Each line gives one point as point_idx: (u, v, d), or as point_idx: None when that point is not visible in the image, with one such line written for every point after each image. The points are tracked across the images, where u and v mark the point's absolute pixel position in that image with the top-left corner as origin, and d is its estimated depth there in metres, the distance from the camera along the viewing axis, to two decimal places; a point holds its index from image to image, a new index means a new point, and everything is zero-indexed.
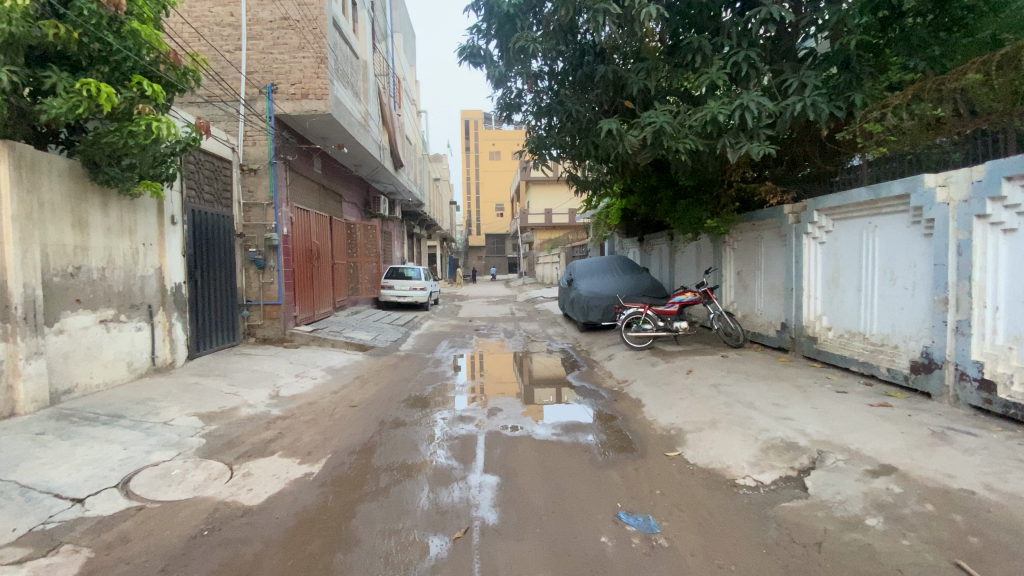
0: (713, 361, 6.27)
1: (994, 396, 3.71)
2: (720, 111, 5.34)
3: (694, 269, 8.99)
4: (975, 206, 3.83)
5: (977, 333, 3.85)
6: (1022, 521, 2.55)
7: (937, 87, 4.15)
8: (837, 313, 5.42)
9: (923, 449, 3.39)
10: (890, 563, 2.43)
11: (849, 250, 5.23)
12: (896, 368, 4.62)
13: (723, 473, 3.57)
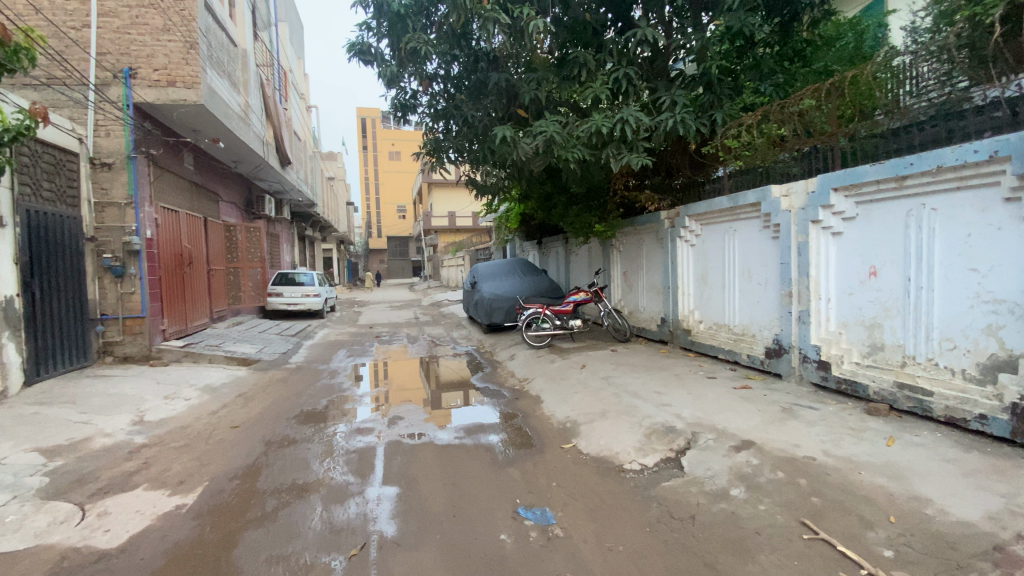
0: (605, 356, 6.66)
1: (829, 373, 4.37)
2: (604, 123, 5.74)
3: (587, 271, 9.49)
4: (810, 213, 4.49)
5: (815, 321, 4.51)
6: (850, 479, 3.03)
7: (780, 110, 4.78)
8: (707, 308, 6.06)
9: (776, 424, 3.89)
10: (750, 527, 2.77)
11: (715, 252, 5.88)
12: (754, 354, 5.26)
13: (613, 461, 3.81)
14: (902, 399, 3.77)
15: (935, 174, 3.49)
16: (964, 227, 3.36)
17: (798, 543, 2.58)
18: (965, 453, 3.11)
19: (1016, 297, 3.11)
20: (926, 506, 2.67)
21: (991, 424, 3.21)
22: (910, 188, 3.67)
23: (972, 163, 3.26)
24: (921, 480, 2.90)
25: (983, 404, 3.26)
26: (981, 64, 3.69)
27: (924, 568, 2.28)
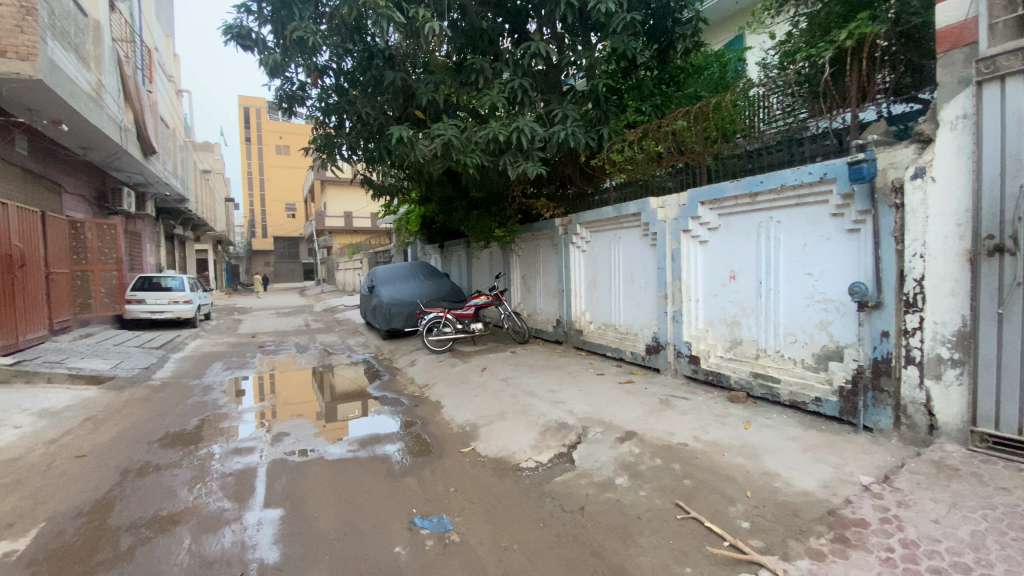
0: (504, 358, 6.79)
1: (699, 366, 4.87)
2: (501, 131, 5.85)
3: (488, 274, 9.62)
4: (682, 223, 4.99)
5: (687, 320, 5.01)
6: (715, 461, 3.39)
7: (658, 129, 5.24)
8: (597, 309, 6.44)
9: (655, 415, 4.24)
10: (632, 513, 2.99)
11: (602, 257, 6.29)
12: (637, 350, 5.69)
13: (510, 461, 3.89)
14: (757, 387, 4.31)
15: (780, 192, 4.03)
16: (802, 237, 3.92)
17: (673, 524, 2.83)
18: (803, 431, 3.64)
19: (840, 298, 3.67)
20: (775, 480, 3.06)
21: (824, 405, 3.79)
22: (761, 203, 4.22)
23: (808, 183, 3.80)
24: (771, 458, 3.33)
25: (818, 388, 3.83)
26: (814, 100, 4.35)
27: (772, 534, 2.61)
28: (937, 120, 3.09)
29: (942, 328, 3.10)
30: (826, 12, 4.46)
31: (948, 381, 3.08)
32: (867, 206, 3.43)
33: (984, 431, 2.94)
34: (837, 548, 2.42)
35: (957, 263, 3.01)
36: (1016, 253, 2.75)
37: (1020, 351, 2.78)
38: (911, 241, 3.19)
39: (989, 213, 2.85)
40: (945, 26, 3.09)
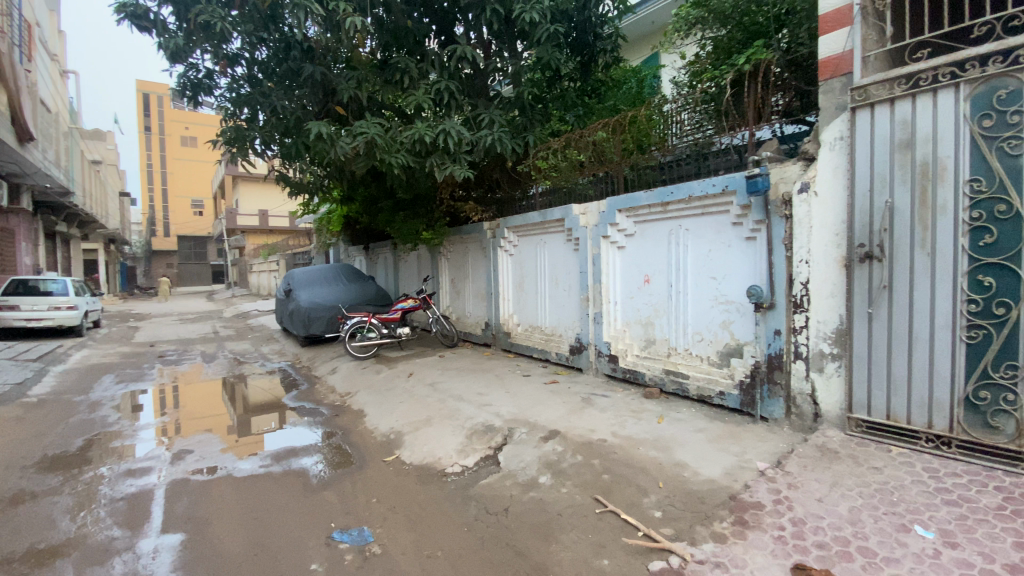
0: (431, 363, 6.69)
1: (618, 364, 5.10)
2: (427, 132, 5.79)
3: (415, 278, 9.45)
4: (602, 230, 5.21)
5: (607, 321, 5.23)
6: (632, 455, 3.56)
7: (581, 138, 5.45)
8: (523, 312, 6.54)
9: (578, 413, 4.38)
10: (554, 510, 3.06)
11: (528, 261, 6.41)
12: (561, 351, 5.85)
13: (435, 467, 3.84)
14: (669, 383, 4.58)
15: (688, 202, 4.33)
16: (707, 244, 4.23)
17: (592, 518, 2.94)
18: (709, 423, 3.93)
19: (739, 299, 4.01)
20: (684, 470, 3.27)
21: (728, 398, 4.10)
22: (672, 212, 4.50)
23: (713, 194, 4.11)
24: (682, 449, 3.55)
25: (722, 382, 4.15)
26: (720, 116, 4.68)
27: (682, 521, 2.78)
28: (819, 141, 3.45)
29: (824, 327, 3.47)
30: (729, 38, 4.87)
31: (829, 373, 3.46)
32: (762, 216, 3.76)
33: (858, 417, 3.32)
34: (737, 530, 2.62)
35: (836, 269, 3.38)
36: (882, 261, 3.13)
37: (885, 346, 3.17)
38: (798, 249, 3.56)
39: (860, 226, 3.24)
40: (827, 56, 3.43)
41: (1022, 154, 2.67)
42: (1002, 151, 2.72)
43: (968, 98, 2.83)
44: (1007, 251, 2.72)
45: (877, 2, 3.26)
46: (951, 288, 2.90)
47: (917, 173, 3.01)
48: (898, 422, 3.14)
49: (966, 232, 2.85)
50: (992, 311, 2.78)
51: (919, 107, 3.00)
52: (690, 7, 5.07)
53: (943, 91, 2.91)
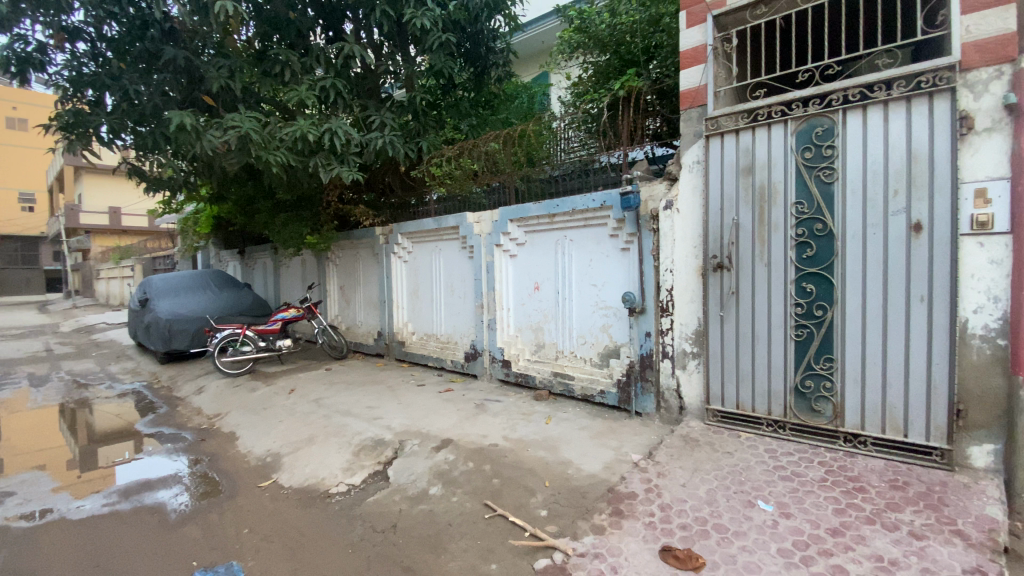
0: (316, 377, 6.29)
1: (511, 369, 5.22)
2: (310, 130, 5.46)
3: (300, 285, 8.83)
4: (494, 238, 5.31)
5: (500, 327, 5.33)
6: (521, 457, 3.65)
7: (474, 148, 5.52)
8: (418, 320, 6.43)
9: (470, 420, 4.40)
10: (444, 520, 3.03)
11: (422, 268, 6.32)
12: (456, 359, 5.84)
13: (317, 488, 3.60)
14: (557, 385, 4.79)
15: (572, 215, 4.59)
16: (589, 254, 4.53)
17: (481, 524, 2.96)
18: (593, 421, 4.18)
19: (617, 304, 4.34)
20: (568, 468, 3.44)
21: (608, 396, 4.40)
22: (559, 222, 4.73)
23: (593, 208, 4.41)
24: (567, 448, 3.73)
25: (603, 381, 4.44)
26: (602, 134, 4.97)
27: (566, 518, 2.92)
28: (681, 163, 3.87)
29: (685, 328, 3.89)
30: (608, 63, 5.23)
31: (691, 370, 3.87)
32: (634, 229, 4.13)
33: (714, 407, 3.74)
34: (614, 520, 2.81)
35: (695, 277, 3.80)
36: (730, 270, 3.59)
37: (733, 344, 3.63)
38: (664, 259, 3.96)
39: (713, 239, 3.68)
40: (687, 88, 3.82)
41: (832, 182, 3.19)
42: (819, 179, 3.24)
43: (794, 133, 3.32)
44: (823, 263, 3.24)
45: (725, 46, 3.72)
46: (783, 294, 3.40)
47: (757, 195, 3.48)
48: (745, 411, 3.60)
49: (793, 246, 3.35)
50: (813, 313, 3.29)
51: (758, 138, 3.47)
52: (572, 32, 5.42)
53: (776, 126, 3.39)
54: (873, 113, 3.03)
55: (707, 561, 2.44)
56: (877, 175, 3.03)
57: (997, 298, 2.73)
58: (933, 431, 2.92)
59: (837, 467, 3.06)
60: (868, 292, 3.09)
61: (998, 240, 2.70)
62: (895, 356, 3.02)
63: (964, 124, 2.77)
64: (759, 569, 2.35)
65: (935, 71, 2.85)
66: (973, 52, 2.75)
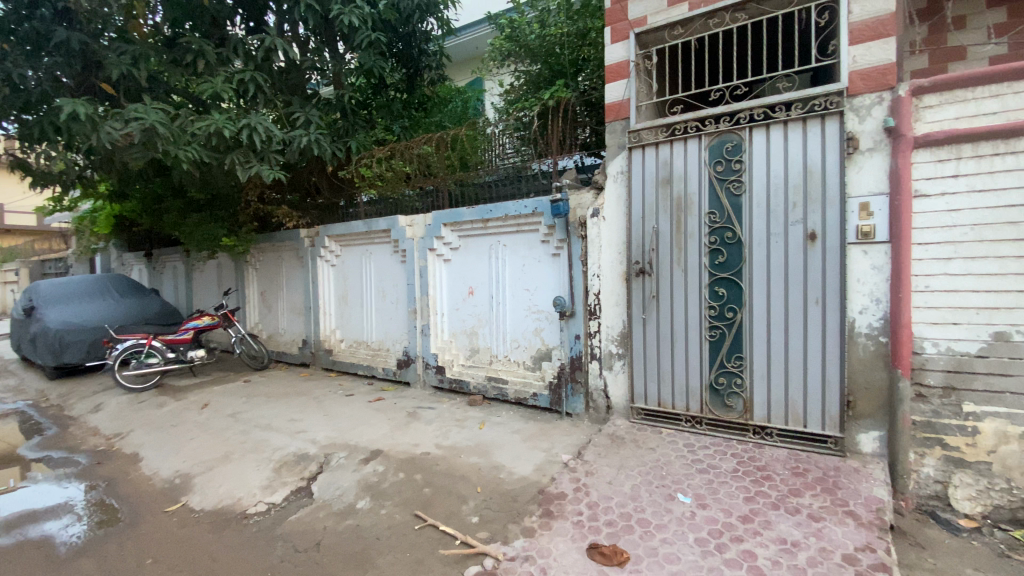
0: (234, 389, 5.89)
1: (445, 375, 5.16)
2: (226, 125, 5.11)
3: (216, 290, 8.22)
4: (427, 242, 5.24)
5: (433, 333, 5.26)
6: (453, 464, 3.62)
7: (406, 150, 5.41)
8: (347, 327, 6.20)
9: (402, 429, 4.30)
10: (372, 535, 2.94)
11: (352, 273, 6.11)
12: (387, 366, 5.69)
13: (233, 510, 3.36)
14: (491, 389, 4.80)
15: (505, 220, 4.63)
16: (521, 259, 4.58)
17: (411, 535, 2.89)
18: (525, 424, 4.22)
19: (548, 308, 4.42)
20: (500, 472, 3.45)
21: (540, 398, 4.47)
22: (492, 227, 4.75)
23: (525, 214, 4.48)
24: (499, 452, 3.74)
25: (535, 384, 4.51)
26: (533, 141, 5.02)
27: (497, 523, 2.92)
28: (606, 173, 4.03)
29: (612, 331, 4.04)
30: (538, 73, 5.33)
31: (617, 370, 4.03)
32: (564, 236, 4.24)
33: (639, 406, 3.91)
34: (544, 522, 2.84)
35: (620, 282, 3.97)
36: (651, 275, 3.78)
37: (655, 345, 3.81)
38: (592, 264, 4.10)
39: (636, 246, 3.86)
40: (611, 101, 3.99)
41: (740, 194, 3.45)
42: (729, 191, 3.48)
43: (708, 147, 3.56)
44: (733, 268, 3.49)
45: (645, 62, 3.92)
46: (698, 298, 3.62)
47: (675, 205, 3.69)
48: (666, 408, 3.79)
49: (706, 253, 3.58)
50: (725, 315, 3.54)
51: (676, 151, 3.68)
52: (503, 40, 5.50)
53: (691, 140, 3.62)
54: (775, 132, 3.31)
55: (631, 556, 2.53)
56: (778, 189, 3.31)
57: (878, 300, 3.06)
58: (828, 421, 3.22)
59: (747, 457, 3.29)
60: (772, 295, 3.37)
61: (878, 249, 3.04)
62: (795, 354, 3.31)
63: (850, 144, 3.08)
64: (678, 559, 2.48)
65: (827, 95, 3.16)
66: (858, 80, 3.08)
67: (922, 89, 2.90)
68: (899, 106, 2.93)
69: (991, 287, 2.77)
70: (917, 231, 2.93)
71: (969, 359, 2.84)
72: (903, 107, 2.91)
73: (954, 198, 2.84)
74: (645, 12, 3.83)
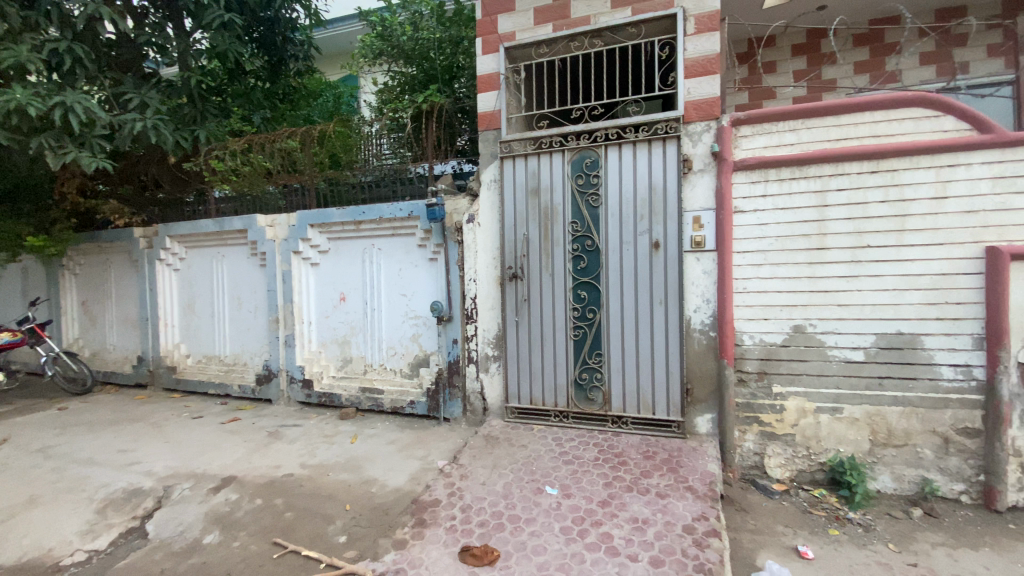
0: (44, 420, 4.90)
1: (313, 390, 4.83)
2: (31, 102, 4.23)
3: (19, 301, 6.78)
4: (291, 244, 4.87)
5: (299, 344, 4.90)
6: (319, 484, 3.41)
7: (268, 143, 4.92)
8: (195, 340, 5.52)
9: (261, 451, 3.95)
10: (222, 571, 2.64)
11: (201, 279, 5.45)
12: (245, 383, 5.17)
13: (38, 564, 2.79)
14: (365, 400, 4.62)
15: (378, 223, 4.49)
16: (397, 263, 4.49)
17: (268, 566, 2.66)
18: (400, 434, 4.13)
19: (425, 314, 4.38)
20: (371, 486, 3.33)
21: (417, 405, 4.40)
22: (364, 230, 4.57)
23: (400, 218, 4.39)
24: (371, 466, 3.61)
25: (412, 392, 4.44)
26: (411, 145, 4.74)
27: (366, 539, 2.82)
28: (480, 181, 4.12)
29: (487, 334, 4.13)
30: (413, 75, 5.25)
31: (492, 373, 4.12)
32: (440, 241, 4.24)
33: (512, 405, 4.05)
34: (416, 531, 2.80)
35: (493, 286, 4.08)
36: (522, 279, 3.94)
37: (527, 346, 3.98)
38: (468, 270, 4.16)
39: (508, 252, 3.99)
40: (483, 111, 4.09)
41: (598, 206, 3.75)
42: (589, 203, 3.77)
43: (571, 161, 3.82)
44: (592, 274, 3.79)
45: (514, 76, 4.09)
46: (564, 301, 3.86)
47: (542, 214, 3.89)
48: (537, 405, 3.98)
49: (570, 259, 3.83)
50: (587, 316, 3.82)
51: (542, 163, 3.89)
52: (374, 38, 5.37)
53: (556, 154, 3.85)
54: (626, 151, 3.67)
55: (501, 553, 2.61)
56: (630, 203, 3.66)
57: (708, 300, 3.54)
58: (672, 408, 3.64)
59: (607, 445, 3.59)
60: (626, 297, 3.71)
61: (708, 256, 3.52)
62: (646, 349, 3.68)
63: (686, 166, 3.53)
64: (544, 550, 2.62)
65: (667, 122, 3.56)
66: (691, 110, 3.52)
67: (739, 121, 3.42)
68: (722, 134, 3.42)
69: (790, 288, 3.36)
70: (737, 242, 3.45)
71: (776, 348, 3.41)
72: (725, 135, 3.41)
73: (763, 214, 3.39)
74: (514, 28, 3.98)
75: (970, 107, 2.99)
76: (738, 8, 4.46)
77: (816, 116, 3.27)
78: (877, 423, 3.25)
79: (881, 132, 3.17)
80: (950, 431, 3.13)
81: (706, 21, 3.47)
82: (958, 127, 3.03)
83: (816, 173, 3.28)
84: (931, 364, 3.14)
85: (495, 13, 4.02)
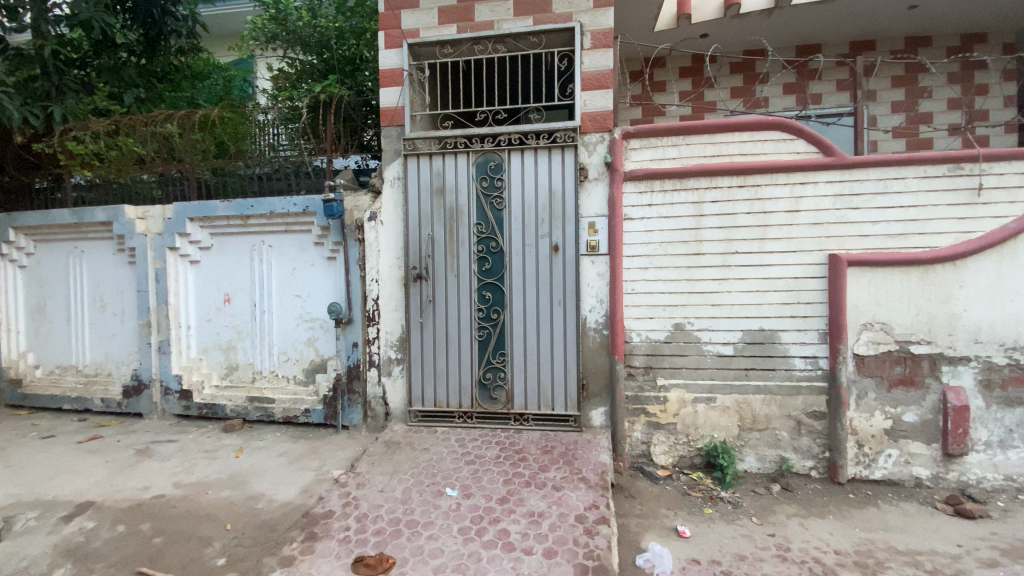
0: None
1: (192, 401, 4.42)
2: None
3: None
4: (166, 240, 4.41)
5: (175, 350, 4.47)
6: (196, 503, 3.14)
7: (141, 126, 4.42)
8: (46, 348, 4.83)
9: (126, 471, 3.55)
10: None
11: (54, 279, 4.77)
12: (110, 397, 4.60)
13: None
14: (253, 411, 4.32)
15: (270, 217, 4.21)
16: (292, 263, 4.24)
17: None
18: (292, 445, 3.92)
19: (322, 316, 4.19)
20: (257, 502, 3.13)
21: (313, 414, 4.20)
22: (253, 226, 4.27)
23: (295, 213, 4.15)
24: (258, 480, 3.39)
25: (308, 400, 4.22)
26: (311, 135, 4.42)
27: (249, 559, 2.64)
28: (383, 178, 4.01)
29: (390, 335, 4.04)
30: (312, 64, 5.01)
31: (395, 376, 4.04)
32: (339, 239, 4.08)
33: (416, 408, 3.99)
34: (306, 546, 2.68)
35: (397, 286, 4.00)
36: (427, 280, 3.91)
37: (431, 347, 3.95)
38: (370, 269, 4.04)
39: (412, 252, 3.93)
40: (385, 107, 3.98)
41: (502, 209, 3.82)
42: (493, 205, 3.82)
43: (474, 164, 3.85)
44: (496, 274, 3.85)
45: (418, 74, 4.03)
46: (469, 301, 3.88)
47: (447, 214, 3.88)
48: (441, 407, 3.96)
49: (475, 260, 3.87)
50: (491, 316, 3.88)
51: (447, 164, 3.88)
52: (266, 20, 5.07)
53: (460, 156, 3.86)
54: (528, 157, 3.77)
55: (397, 560, 2.58)
56: (531, 208, 3.77)
57: (602, 300, 3.75)
58: (569, 404, 3.81)
59: (507, 444, 3.67)
60: (527, 298, 3.82)
61: (602, 260, 3.73)
62: (546, 348, 3.82)
63: (582, 174, 3.70)
64: (441, 552, 2.63)
65: (566, 131, 3.72)
66: (588, 121, 3.70)
67: (630, 134, 3.65)
68: (615, 146, 3.63)
69: (673, 289, 3.66)
70: (627, 246, 3.69)
71: (662, 344, 3.70)
72: (617, 147, 3.63)
73: (649, 221, 3.66)
74: (417, 25, 3.92)
75: (817, 133, 3.44)
76: (631, 28, 4.75)
77: (695, 134, 3.59)
78: (744, 410, 3.64)
79: (748, 151, 3.55)
80: (802, 414, 3.59)
81: (601, 38, 3.68)
82: (807, 149, 3.48)
83: (694, 186, 3.60)
84: (787, 356, 3.58)
85: (398, 8, 3.93)
